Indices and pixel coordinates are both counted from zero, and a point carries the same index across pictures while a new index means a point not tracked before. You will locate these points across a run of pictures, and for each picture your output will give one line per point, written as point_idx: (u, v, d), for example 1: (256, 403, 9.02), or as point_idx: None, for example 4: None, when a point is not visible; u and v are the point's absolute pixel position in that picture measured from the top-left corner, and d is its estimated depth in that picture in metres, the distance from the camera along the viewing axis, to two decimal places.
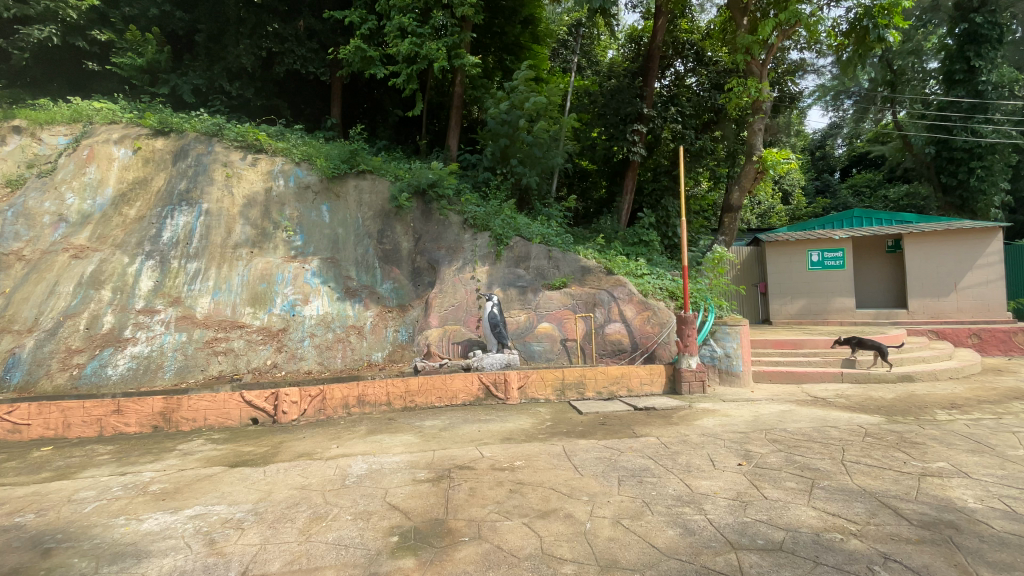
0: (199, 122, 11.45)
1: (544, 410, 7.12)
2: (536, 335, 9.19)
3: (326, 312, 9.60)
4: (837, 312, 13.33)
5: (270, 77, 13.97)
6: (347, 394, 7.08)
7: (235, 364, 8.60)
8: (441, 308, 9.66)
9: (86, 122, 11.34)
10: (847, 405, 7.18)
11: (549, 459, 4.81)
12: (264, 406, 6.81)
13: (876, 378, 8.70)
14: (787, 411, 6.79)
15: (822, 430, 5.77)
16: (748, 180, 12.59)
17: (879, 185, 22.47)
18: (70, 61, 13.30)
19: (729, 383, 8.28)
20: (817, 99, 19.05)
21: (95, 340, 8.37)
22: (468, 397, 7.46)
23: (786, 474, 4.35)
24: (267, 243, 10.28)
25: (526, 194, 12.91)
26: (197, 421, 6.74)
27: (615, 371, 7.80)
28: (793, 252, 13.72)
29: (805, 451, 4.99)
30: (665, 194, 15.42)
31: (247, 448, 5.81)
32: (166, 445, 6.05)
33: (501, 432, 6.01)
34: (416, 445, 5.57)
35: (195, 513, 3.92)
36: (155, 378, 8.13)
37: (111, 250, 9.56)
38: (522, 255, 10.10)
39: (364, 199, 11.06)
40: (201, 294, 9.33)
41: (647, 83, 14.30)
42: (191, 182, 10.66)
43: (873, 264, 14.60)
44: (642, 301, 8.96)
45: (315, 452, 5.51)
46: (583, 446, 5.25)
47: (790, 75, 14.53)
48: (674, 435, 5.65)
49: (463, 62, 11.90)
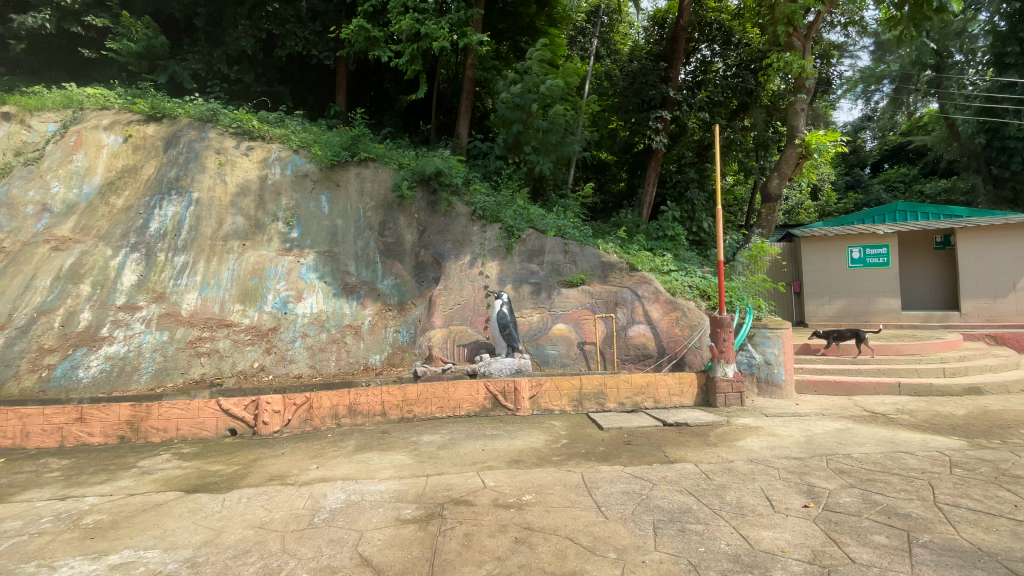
0: (193, 107, 10.78)
1: (558, 424, 6.21)
2: (551, 338, 8.24)
3: (321, 311, 8.81)
4: (881, 314, 12.19)
5: (271, 62, 13.27)
6: (337, 402, 6.27)
7: (219, 366, 7.85)
8: (445, 307, 8.79)
9: (76, 108, 10.80)
10: (913, 423, 6.16)
11: (565, 493, 3.91)
12: (242, 416, 6.04)
13: (940, 391, 7.62)
14: (845, 430, 5.81)
15: (896, 458, 4.81)
16: (789, 167, 11.29)
17: (914, 180, 21.11)
18: (67, 48, 12.87)
19: (770, 395, 7.35)
20: (850, 88, 17.91)
21: (69, 339, 7.70)
22: (474, 407, 6.60)
23: (870, 523, 3.44)
24: (261, 236, 9.56)
25: (541, 183, 11.97)
26: (168, 432, 6.00)
27: (640, 380, 6.87)
28: (832, 248, 12.62)
29: (884, 489, 4.05)
30: (690, 185, 14.33)
31: (214, 468, 5.00)
32: (127, 461, 5.33)
33: (508, 452, 5.12)
34: (407, 467, 4.71)
35: (120, 562, 3.16)
36: (130, 381, 7.38)
37: (94, 242, 8.92)
38: (535, 249, 9.23)
39: (365, 188, 10.28)
40: (187, 290, 8.64)
41: (672, 66, 13.32)
42: (181, 170, 10.00)
43: (919, 262, 13.42)
44: (670, 300, 8.02)
45: (289, 475, 4.69)
46: (606, 475, 4.33)
47: (829, 55, 12.97)
48: (716, 461, 4.72)
49: (470, 40, 11.09)
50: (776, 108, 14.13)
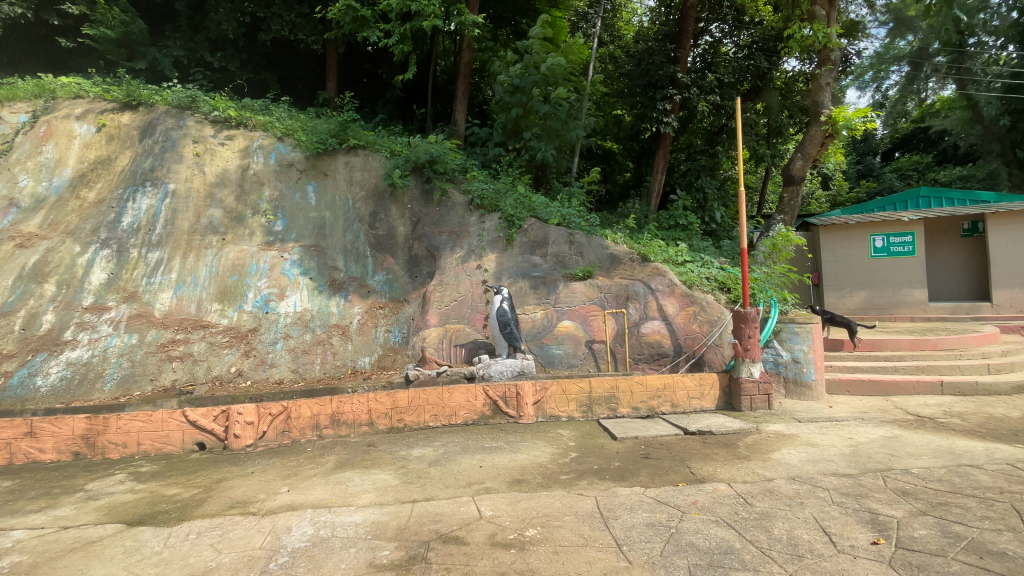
0: (171, 94, 10.14)
1: (566, 434, 5.50)
2: (556, 336, 7.53)
3: (305, 309, 8.16)
4: (907, 306, 11.44)
5: (256, 47, 12.56)
6: (318, 412, 5.58)
7: (192, 372, 7.20)
8: (440, 304, 8.09)
9: (48, 98, 10.16)
10: (967, 429, 5.44)
11: (577, 527, 3.23)
12: (211, 428, 5.38)
13: (986, 390, 6.88)
14: (893, 438, 5.11)
15: (963, 474, 4.10)
16: (814, 147, 10.51)
17: (928, 168, 20.32)
18: (44, 38, 12.22)
19: (799, 396, 6.66)
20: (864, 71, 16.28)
21: (29, 343, 7.05)
22: (472, 415, 5.91)
23: (961, 568, 2.74)
24: (242, 229, 8.92)
25: (543, 171, 11.21)
26: (128, 447, 5.34)
27: (656, 382, 6.18)
28: (853, 237, 11.88)
29: (962, 516, 3.35)
30: (702, 173, 13.53)
31: (170, 492, 4.34)
32: (75, 483, 4.69)
33: (510, 470, 4.42)
34: (392, 490, 4.04)
35: None
36: (93, 390, 6.73)
37: (61, 238, 8.28)
38: (538, 240, 8.52)
39: (355, 177, 9.61)
40: (161, 289, 8.01)
41: (681, 46, 12.60)
42: (157, 160, 9.38)
43: (945, 250, 12.66)
44: (686, 294, 7.34)
45: (254, 501, 4.02)
46: (625, 500, 3.64)
47: (854, 30, 12.06)
48: (753, 480, 4.03)
49: (464, 19, 10.30)
50: (792, 90, 13.51)
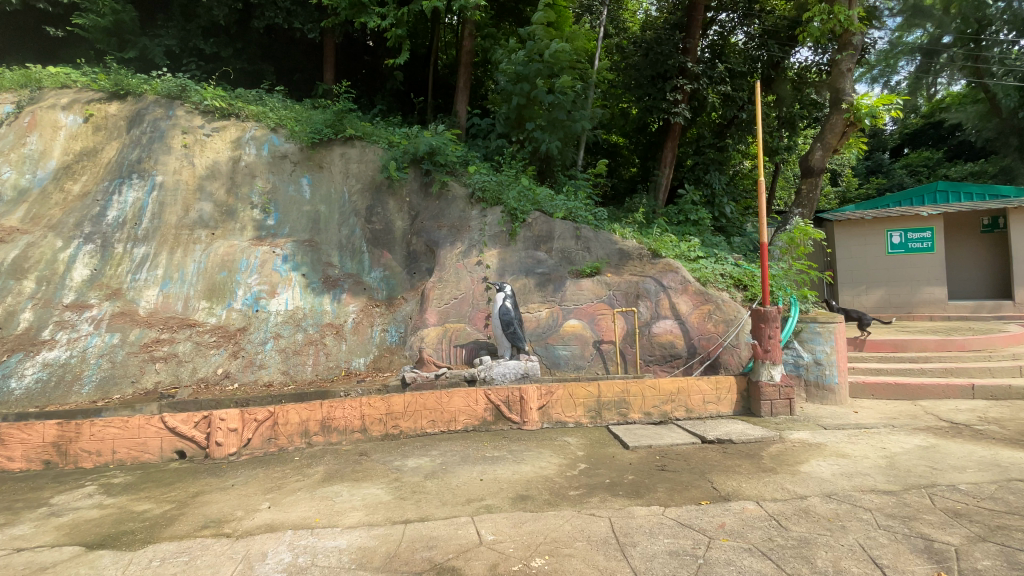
0: (160, 83, 9.75)
1: (573, 442, 5.10)
2: (562, 337, 7.13)
3: (297, 308, 7.79)
4: (925, 304, 10.99)
5: (251, 35, 12.17)
6: (307, 418, 5.20)
7: (176, 373, 6.83)
8: (440, 302, 7.69)
9: (34, 87, 9.77)
10: (1009, 437, 5.01)
11: (590, 556, 2.83)
12: (192, 435, 4.98)
13: (1020, 394, 6.43)
14: (931, 448, 4.69)
15: (1019, 491, 3.67)
16: (834, 137, 10.03)
17: (939, 164, 19.84)
18: (34, 27, 11.85)
19: (821, 400, 6.26)
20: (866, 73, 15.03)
21: (5, 343, 6.67)
22: (472, 421, 5.51)
23: None
24: (233, 224, 8.56)
25: (548, 163, 10.78)
26: (102, 456, 4.96)
27: (669, 386, 5.76)
28: (869, 233, 11.43)
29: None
30: (710, 167, 13.14)
31: (140, 508, 3.95)
32: (40, 496, 4.30)
33: (514, 484, 4.01)
34: (383, 508, 3.65)
35: None
36: (69, 394, 6.35)
37: (42, 233, 7.91)
38: (544, 235, 8.12)
39: (350, 169, 9.20)
40: (147, 286, 7.65)
41: (690, 35, 12.07)
42: (145, 151, 9.00)
43: (964, 247, 12.19)
44: (700, 291, 6.92)
45: (231, 519, 3.63)
46: (644, 523, 3.22)
47: (871, 16, 11.62)
48: (785, 497, 3.62)
49: (467, 4, 9.82)
50: (804, 82, 12.98)
